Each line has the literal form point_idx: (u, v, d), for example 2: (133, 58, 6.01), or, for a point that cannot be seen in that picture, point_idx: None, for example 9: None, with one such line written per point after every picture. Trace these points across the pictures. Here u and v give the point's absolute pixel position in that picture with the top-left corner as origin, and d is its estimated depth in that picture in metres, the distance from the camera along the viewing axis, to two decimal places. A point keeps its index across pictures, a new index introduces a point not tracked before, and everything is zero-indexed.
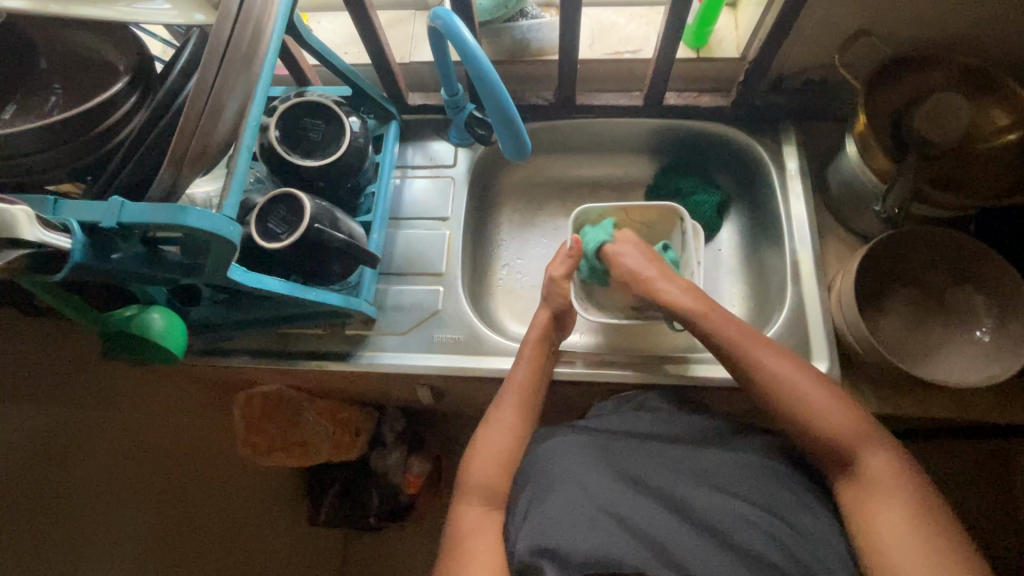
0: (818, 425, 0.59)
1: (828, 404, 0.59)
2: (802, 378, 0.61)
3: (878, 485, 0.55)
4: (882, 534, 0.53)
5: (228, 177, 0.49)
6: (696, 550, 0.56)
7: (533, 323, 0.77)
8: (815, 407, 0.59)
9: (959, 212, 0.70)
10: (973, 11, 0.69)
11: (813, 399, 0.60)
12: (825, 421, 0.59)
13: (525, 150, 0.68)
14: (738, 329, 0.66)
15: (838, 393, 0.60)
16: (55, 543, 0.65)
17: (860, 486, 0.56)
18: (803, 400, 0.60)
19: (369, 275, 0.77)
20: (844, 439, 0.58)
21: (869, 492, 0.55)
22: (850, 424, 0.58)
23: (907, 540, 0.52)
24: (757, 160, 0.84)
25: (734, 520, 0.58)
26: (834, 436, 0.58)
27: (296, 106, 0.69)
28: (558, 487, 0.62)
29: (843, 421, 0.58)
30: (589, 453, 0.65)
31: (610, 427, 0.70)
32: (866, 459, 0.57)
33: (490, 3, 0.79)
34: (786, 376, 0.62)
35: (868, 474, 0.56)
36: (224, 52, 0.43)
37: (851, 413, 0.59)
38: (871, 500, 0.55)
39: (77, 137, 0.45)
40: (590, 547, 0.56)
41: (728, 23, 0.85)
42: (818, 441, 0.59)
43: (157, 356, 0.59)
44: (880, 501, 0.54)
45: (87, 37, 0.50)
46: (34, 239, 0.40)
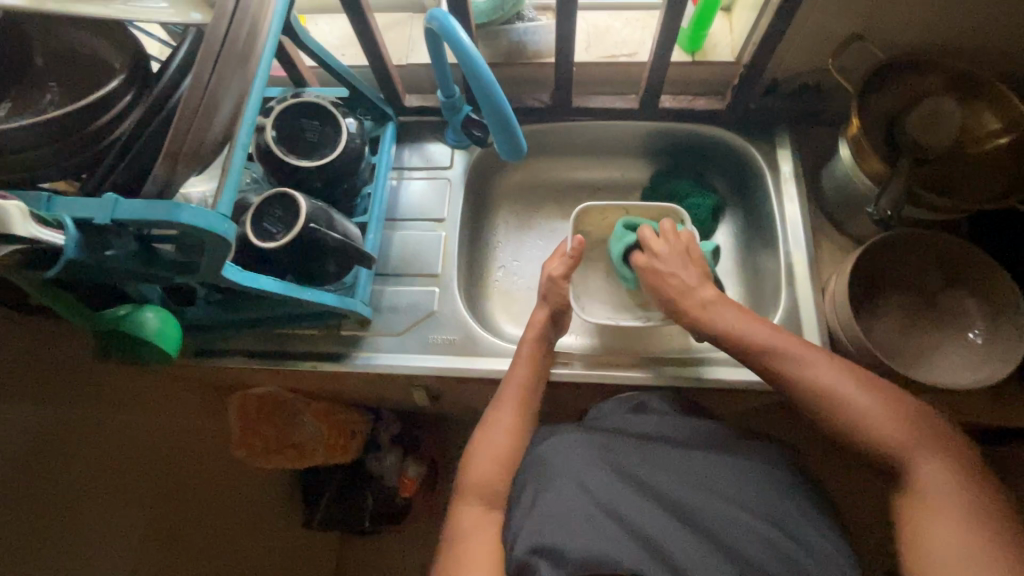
0: (872, 434, 0.56)
1: (875, 409, 0.57)
2: (849, 384, 0.59)
3: (931, 493, 0.53)
4: (940, 546, 0.50)
5: (223, 176, 0.48)
6: (697, 554, 0.55)
7: (529, 325, 0.76)
8: (866, 414, 0.57)
9: (953, 215, 0.70)
10: (964, 16, 0.70)
11: (858, 404, 0.57)
12: (873, 426, 0.56)
13: (521, 151, 0.68)
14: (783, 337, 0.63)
15: (886, 396, 0.58)
16: (46, 548, 0.65)
17: (911, 492, 0.54)
18: (851, 408, 0.58)
19: (364, 275, 0.78)
20: (900, 447, 0.55)
21: (920, 499, 0.53)
22: (902, 430, 0.56)
23: (966, 550, 0.49)
24: (752, 163, 0.85)
25: (731, 524, 0.58)
26: (888, 445, 0.56)
27: (292, 106, 0.69)
28: (557, 484, 0.61)
29: (895, 428, 0.56)
30: (590, 451, 0.64)
31: (614, 428, 0.70)
32: (920, 467, 0.54)
33: (487, 5, 0.80)
34: (834, 383, 0.59)
35: (925, 483, 0.53)
36: (219, 51, 0.43)
37: (901, 418, 0.56)
38: (927, 511, 0.52)
39: (71, 134, 0.45)
40: (588, 547, 0.55)
41: (722, 27, 0.86)
42: (872, 449, 0.57)
43: (151, 355, 0.59)
44: (934, 510, 0.52)
45: (82, 35, 0.50)
46: (26, 235, 0.40)
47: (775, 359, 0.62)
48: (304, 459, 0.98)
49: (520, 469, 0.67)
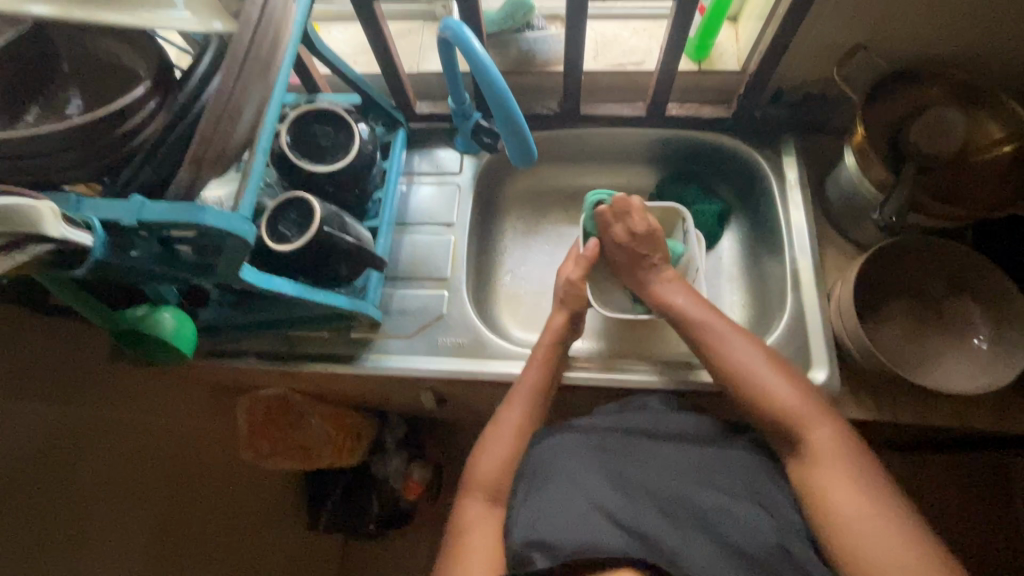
0: (773, 406, 0.62)
1: (783, 385, 0.63)
2: (755, 360, 0.65)
3: (831, 461, 0.58)
4: (836, 506, 0.55)
5: (245, 178, 0.49)
6: (692, 549, 0.55)
7: (548, 327, 0.77)
8: (768, 386, 0.63)
9: (956, 222, 0.71)
10: (966, 28, 0.71)
11: (769, 378, 0.63)
12: (783, 400, 0.62)
13: (531, 157, 0.69)
14: (704, 317, 0.70)
15: (792, 376, 0.64)
16: (54, 521, 0.66)
17: (812, 459, 0.59)
18: (755, 380, 0.64)
19: (375, 279, 0.79)
20: (797, 416, 0.61)
21: (823, 466, 0.58)
22: (804, 404, 0.61)
23: (857, 511, 0.54)
24: (757, 170, 0.86)
25: (726, 517, 0.57)
26: (786, 414, 0.61)
27: (307, 113, 0.71)
28: (553, 485, 0.61)
29: (793, 400, 0.62)
30: (587, 452, 0.64)
31: (592, 424, 0.69)
32: (812, 435, 0.60)
33: (498, 15, 0.82)
34: (742, 358, 0.66)
35: (816, 449, 0.59)
36: (244, 59, 0.44)
37: (803, 394, 0.62)
38: (819, 474, 0.58)
39: (98, 139, 0.46)
40: (581, 539, 0.55)
41: (729, 36, 0.88)
42: (773, 420, 0.62)
43: (168, 354, 0.60)
44: (826, 474, 0.57)
45: (111, 43, 0.51)
46: (58, 235, 0.42)
47: (704, 335, 0.69)
48: (312, 461, 0.98)
49: (520, 470, 0.67)
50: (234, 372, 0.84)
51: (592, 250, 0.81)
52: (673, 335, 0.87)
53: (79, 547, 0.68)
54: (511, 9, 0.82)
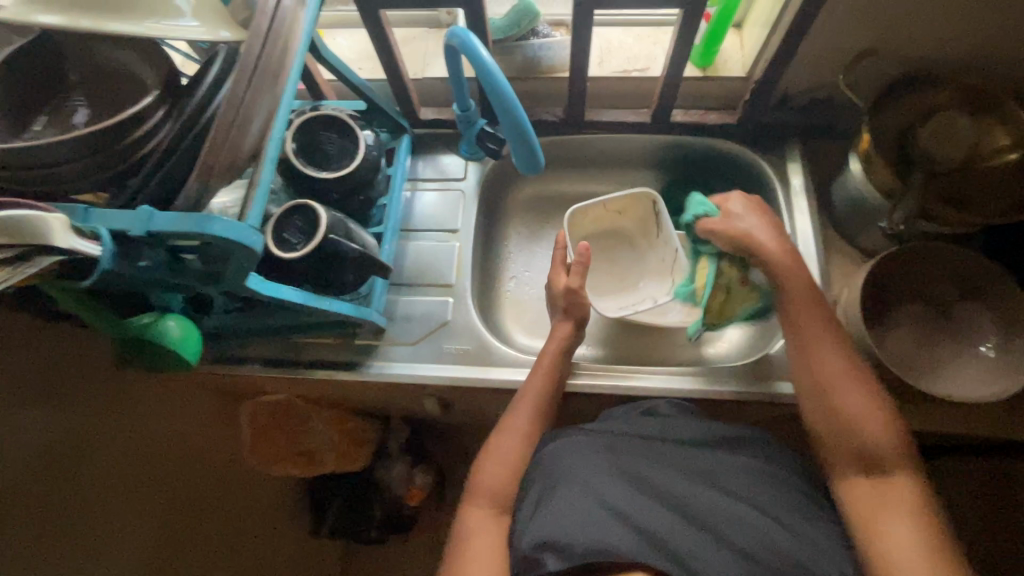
0: (862, 431, 0.60)
1: (876, 414, 0.61)
2: (856, 381, 0.63)
3: (902, 498, 0.57)
4: (898, 541, 0.54)
5: (252, 187, 0.50)
6: (698, 550, 0.56)
7: (553, 336, 0.77)
8: (860, 411, 0.61)
9: (963, 229, 0.71)
10: (971, 35, 0.71)
11: (861, 402, 0.61)
12: (872, 428, 0.60)
13: (539, 163, 0.69)
14: (808, 328, 0.66)
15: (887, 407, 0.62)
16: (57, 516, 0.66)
17: (886, 489, 0.58)
18: (846, 401, 0.62)
19: (380, 285, 0.79)
20: (884, 446, 0.59)
21: (894, 502, 0.57)
22: (894, 439, 0.60)
23: (921, 550, 0.53)
24: (762, 176, 0.86)
25: (736, 522, 0.58)
26: (875, 441, 0.60)
27: (312, 120, 0.71)
28: (565, 486, 0.61)
29: (883, 430, 0.60)
30: (597, 454, 0.64)
31: (622, 431, 0.68)
32: (896, 471, 0.58)
33: (504, 23, 0.82)
34: (837, 376, 0.63)
35: (896, 483, 0.58)
36: (254, 68, 0.44)
37: (895, 428, 0.60)
38: (890, 507, 0.56)
39: (107, 148, 0.46)
40: (592, 539, 0.55)
41: (734, 43, 0.88)
42: (857, 444, 0.60)
43: (174, 362, 0.60)
44: (897, 509, 0.56)
45: (118, 52, 0.51)
46: (66, 246, 0.41)
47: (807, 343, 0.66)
48: (314, 467, 0.99)
49: (528, 470, 0.67)
50: (239, 378, 0.84)
51: (582, 255, 0.77)
52: (677, 342, 0.87)
53: (79, 546, 0.67)
54: (517, 15, 0.81)
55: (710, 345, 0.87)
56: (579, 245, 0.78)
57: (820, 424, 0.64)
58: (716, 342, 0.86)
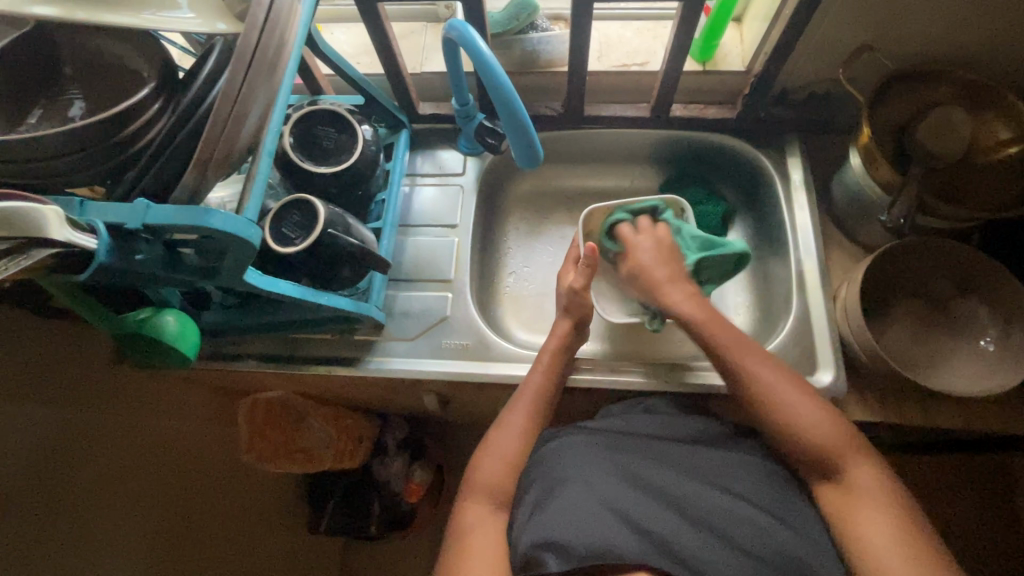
0: (803, 433, 0.60)
1: (815, 413, 0.61)
2: (788, 385, 0.63)
3: (867, 494, 0.56)
4: (868, 539, 0.54)
5: (249, 181, 0.49)
6: (697, 548, 0.56)
7: (553, 334, 0.77)
8: (800, 419, 0.61)
9: (963, 224, 0.71)
10: (972, 29, 0.71)
11: (796, 404, 0.61)
12: (813, 429, 0.60)
13: (537, 158, 0.68)
14: (729, 343, 0.67)
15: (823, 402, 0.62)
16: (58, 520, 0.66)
17: (848, 489, 0.57)
18: (784, 406, 0.62)
19: (378, 281, 0.79)
20: (832, 449, 0.59)
21: (859, 499, 0.56)
22: (838, 435, 0.59)
23: (892, 546, 0.53)
24: (762, 171, 0.86)
25: (738, 522, 0.58)
26: (817, 442, 0.59)
27: (310, 114, 0.70)
28: (565, 486, 0.62)
29: (826, 430, 0.60)
30: (597, 453, 0.65)
31: (607, 428, 0.70)
32: (849, 466, 0.58)
33: (503, 16, 0.81)
34: (772, 386, 0.63)
35: (857, 484, 0.57)
36: (250, 60, 0.44)
37: (838, 423, 0.60)
38: (857, 510, 0.56)
39: (103, 141, 0.46)
40: (592, 541, 0.56)
41: (733, 37, 0.87)
42: (802, 448, 0.60)
43: (172, 357, 0.59)
44: (864, 511, 0.55)
45: (114, 44, 0.51)
46: (62, 239, 0.41)
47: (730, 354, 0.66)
48: (314, 466, 0.97)
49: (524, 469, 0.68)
50: (237, 374, 0.83)
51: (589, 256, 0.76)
52: (677, 337, 0.87)
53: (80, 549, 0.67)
54: (515, 9, 0.81)
55: None
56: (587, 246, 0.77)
57: (767, 432, 0.63)
58: None
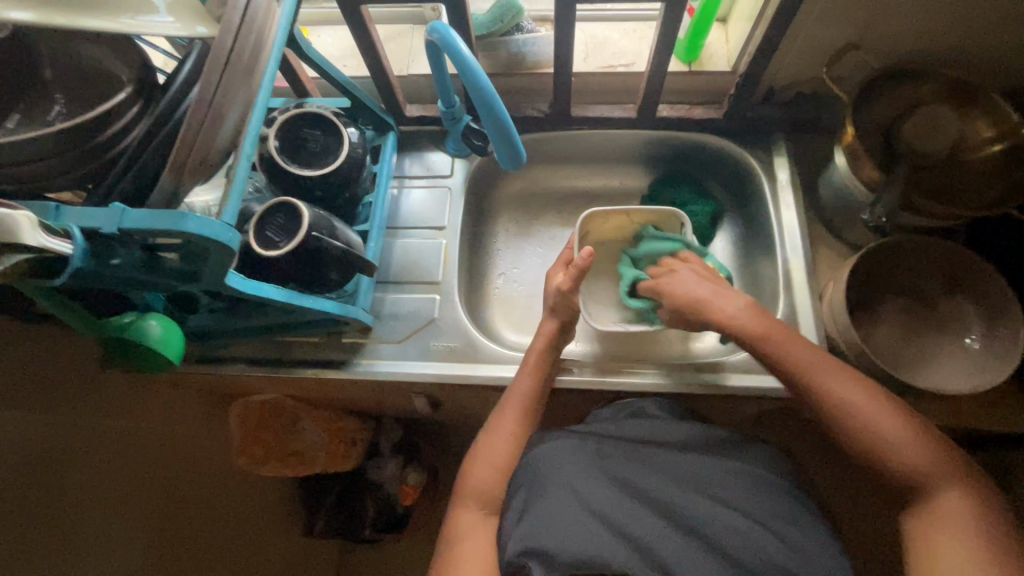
0: (889, 457, 0.57)
1: (905, 437, 0.56)
2: (874, 406, 0.58)
3: (954, 521, 0.53)
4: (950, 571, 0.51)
5: (227, 186, 0.49)
6: (682, 554, 0.55)
7: (539, 334, 0.77)
8: (886, 440, 0.57)
9: (948, 222, 0.71)
10: (954, 27, 0.71)
11: (886, 428, 0.57)
12: (900, 454, 0.56)
13: (520, 160, 0.69)
14: (809, 358, 0.62)
15: (916, 425, 0.57)
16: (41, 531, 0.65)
17: (934, 517, 0.54)
18: (873, 427, 0.58)
19: (365, 283, 0.79)
20: (919, 472, 0.55)
21: (943, 527, 0.53)
22: (927, 460, 0.55)
23: None
24: (749, 170, 0.86)
25: (727, 530, 0.57)
26: (905, 467, 0.56)
27: (295, 117, 0.70)
28: (550, 492, 0.60)
29: (914, 452, 0.56)
30: (581, 457, 0.63)
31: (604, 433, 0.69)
32: (939, 493, 0.54)
33: (486, 18, 0.82)
34: (857, 406, 0.59)
35: (943, 511, 0.53)
36: (225, 62, 0.44)
37: (929, 448, 0.56)
38: (941, 538, 0.53)
39: (80, 145, 0.45)
40: (578, 551, 0.55)
41: (719, 37, 0.88)
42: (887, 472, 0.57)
43: (155, 361, 0.59)
44: (947, 540, 0.52)
45: (93, 49, 0.51)
46: (35, 244, 0.41)
47: (807, 373, 0.62)
48: (306, 466, 0.98)
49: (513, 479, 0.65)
50: (225, 378, 0.83)
51: (585, 259, 0.75)
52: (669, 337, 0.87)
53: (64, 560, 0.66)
54: (499, 11, 0.82)
55: (698, 340, 0.87)
56: (583, 250, 0.75)
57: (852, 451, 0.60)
58: (705, 338, 0.86)
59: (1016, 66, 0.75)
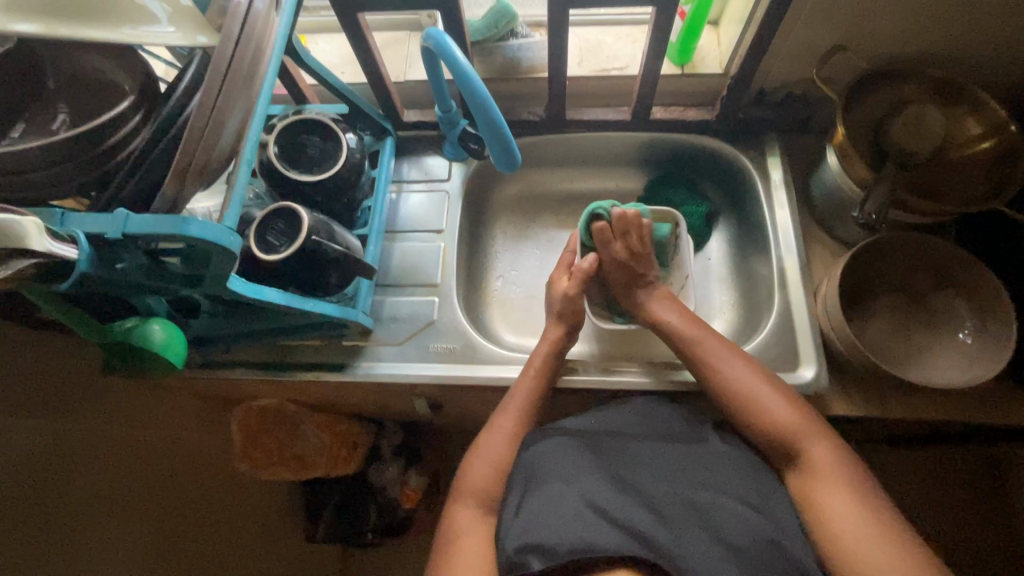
0: (765, 419, 0.63)
1: (774, 400, 0.63)
2: (749, 377, 0.66)
3: (826, 471, 0.58)
4: (829, 516, 0.56)
5: (229, 191, 0.50)
6: (684, 546, 0.55)
7: (543, 338, 0.78)
8: (758, 406, 0.64)
9: (940, 218, 0.72)
10: (940, 29, 0.72)
11: (756, 393, 0.64)
12: (773, 416, 0.63)
13: (516, 162, 0.70)
14: (690, 346, 0.71)
15: (785, 392, 0.64)
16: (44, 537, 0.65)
17: (809, 471, 0.59)
18: (749, 397, 0.65)
19: (365, 286, 0.79)
20: (788, 431, 0.61)
21: (819, 478, 0.58)
22: (799, 420, 0.62)
23: (851, 520, 0.54)
24: (742, 170, 0.87)
25: (727, 517, 0.57)
26: (779, 429, 0.62)
27: (294, 124, 0.71)
28: (551, 491, 0.61)
29: (785, 413, 0.62)
30: (576, 453, 0.65)
31: (585, 428, 0.69)
32: (809, 448, 0.60)
33: (481, 24, 0.84)
34: (730, 378, 0.66)
35: (815, 464, 0.59)
36: (226, 70, 0.45)
37: (798, 411, 0.62)
38: (816, 488, 0.58)
39: (84, 153, 0.46)
40: (577, 539, 0.55)
41: (710, 41, 0.89)
42: (763, 434, 0.63)
43: (157, 365, 0.60)
44: (819, 489, 0.58)
45: (96, 60, 0.52)
46: (42, 249, 0.42)
47: (695, 353, 0.70)
48: (307, 472, 0.97)
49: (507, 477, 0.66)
50: (227, 383, 0.84)
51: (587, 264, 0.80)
52: None
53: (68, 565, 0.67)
54: (494, 17, 0.83)
55: None
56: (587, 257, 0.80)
57: (735, 422, 0.66)
58: None
59: (1003, 64, 0.76)
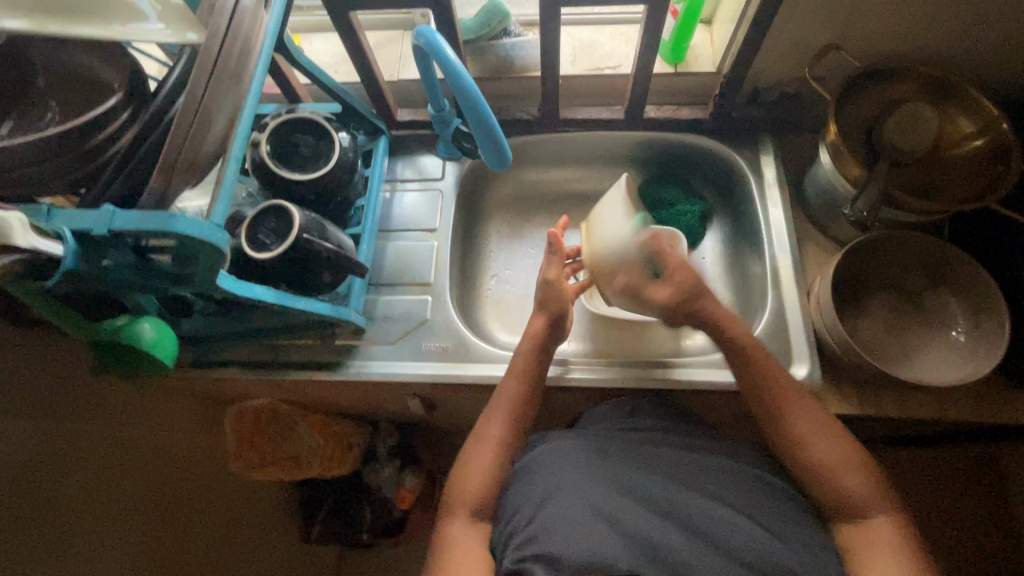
0: (830, 474, 0.61)
1: (841, 456, 0.61)
2: (820, 428, 0.63)
3: (885, 538, 0.56)
4: None
5: (217, 187, 0.50)
6: (691, 555, 0.55)
7: (528, 330, 0.76)
8: (824, 460, 0.61)
9: (933, 217, 0.72)
10: (933, 27, 0.72)
11: (823, 446, 0.62)
12: (839, 472, 0.60)
13: (506, 160, 0.70)
14: (774, 387, 0.66)
15: (852, 447, 0.62)
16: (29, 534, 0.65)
17: (867, 532, 0.58)
18: (814, 446, 0.62)
19: (357, 285, 0.79)
20: (856, 494, 0.59)
21: (876, 543, 0.56)
22: (864, 481, 0.60)
23: None
24: (737, 169, 0.87)
25: (722, 524, 0.57)
26: (838, 482, 0.60)
27: (287, 122, 0.71)
28: (553, 499, 0.59)
29: (851, 472, 0.60)
30: (588, 465, 0.62)
31: (601, 435, 0.68)
32: (871, 513, 0.58)
33: (474, 23, 0.84)
34: (810, 430, 0.63)
35: (875, 529, 0.57)
36: (212, 67, 0.45)
37: (863, 470, 0.60)
38: (871, 553, 0.56)
39: (71, 150, 0.46)
40: (584, 553, 0.54)
41: (703, 39, 0.89)
42: (819, 483, 0.61)
43: (148, 364, 0.59)
44: (877, 555, 0.55)
45: (85, 57, 0.52)
46: (26, 246, 0.42)
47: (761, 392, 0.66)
48: (300, 472, 0.98)
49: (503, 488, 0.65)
50: (221, 383, 0.84)
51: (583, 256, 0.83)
52: (661, 335, 0.88)
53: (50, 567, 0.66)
54: (486, 16, 0.83)
55: (688, 337, 0.87)
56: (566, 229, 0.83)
57: (791, 466, 0.64)
58: (695, 335, 0.87)
59: (995, 62, 0.76)
